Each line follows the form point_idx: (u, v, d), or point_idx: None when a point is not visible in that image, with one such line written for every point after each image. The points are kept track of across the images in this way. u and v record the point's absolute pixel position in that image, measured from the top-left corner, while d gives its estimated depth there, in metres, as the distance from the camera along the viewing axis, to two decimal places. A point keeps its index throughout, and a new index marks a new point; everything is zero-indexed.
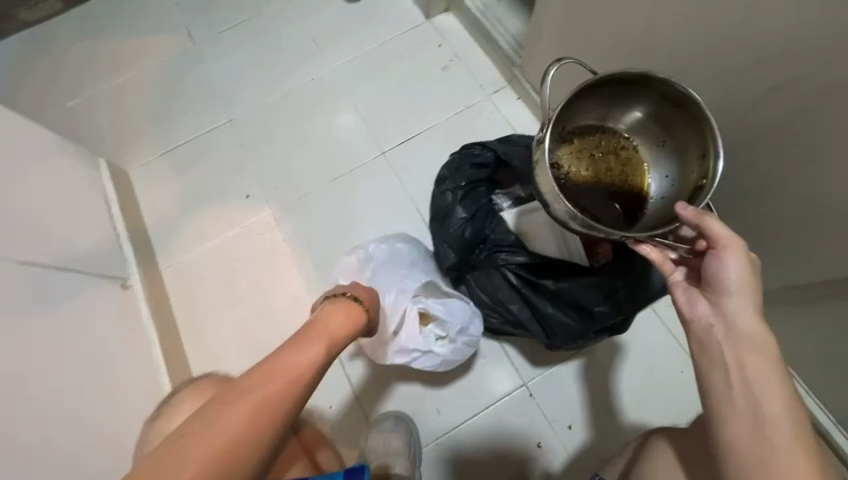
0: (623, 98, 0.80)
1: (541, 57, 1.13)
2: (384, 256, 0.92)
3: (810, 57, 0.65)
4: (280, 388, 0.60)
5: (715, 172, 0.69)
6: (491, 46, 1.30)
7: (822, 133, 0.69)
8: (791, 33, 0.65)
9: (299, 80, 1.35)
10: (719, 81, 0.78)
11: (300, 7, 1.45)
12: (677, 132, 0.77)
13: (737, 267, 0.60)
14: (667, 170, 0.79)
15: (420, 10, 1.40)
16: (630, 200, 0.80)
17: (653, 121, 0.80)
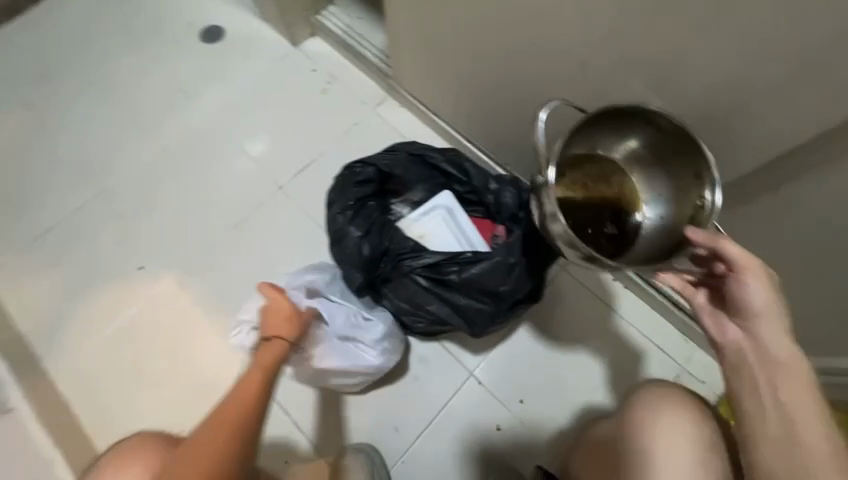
0: (619, 130, 0.72)
1: (403, 67, 1.11)
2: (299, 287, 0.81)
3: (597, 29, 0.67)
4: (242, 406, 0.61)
5: (714, 200, 0.64)
6: (362, 62, 1.27)
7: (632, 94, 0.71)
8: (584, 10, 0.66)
9: (173, 132, 1.26)
10: (543, 68, 0.78)
11: (156, 57, 1.35)
12: (673, 163, 0.70)
13: (761, 293, 0.57)
14: (661, 199, 0.73)
15: (286, 39, 1.35)
16: (623, 231, 0.75)
17: (649, 153, 0.73)
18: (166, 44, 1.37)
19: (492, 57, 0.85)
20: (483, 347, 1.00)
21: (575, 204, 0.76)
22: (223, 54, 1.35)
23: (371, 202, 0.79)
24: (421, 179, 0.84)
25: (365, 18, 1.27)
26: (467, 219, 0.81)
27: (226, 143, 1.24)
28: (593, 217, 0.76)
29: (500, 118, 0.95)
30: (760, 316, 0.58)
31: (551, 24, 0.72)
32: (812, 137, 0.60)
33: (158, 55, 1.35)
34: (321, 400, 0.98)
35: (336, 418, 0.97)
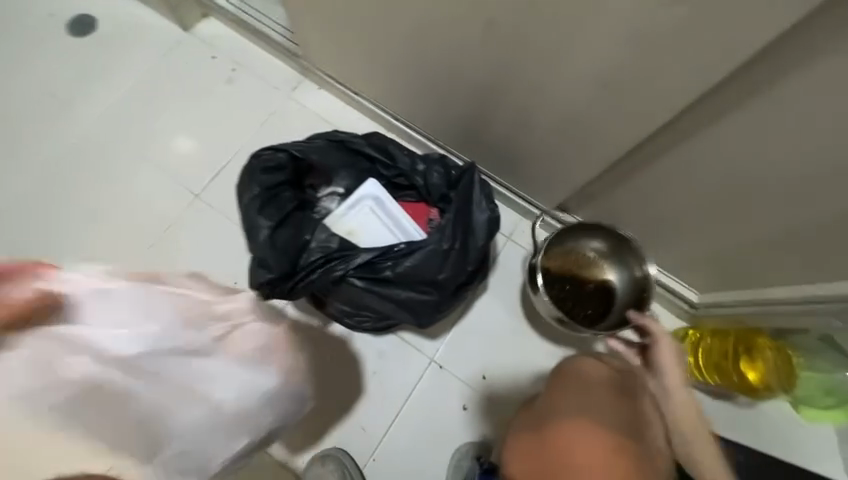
0: (586, 231, 0.90)
1: (309, 43, 0.99)
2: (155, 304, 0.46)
3: None
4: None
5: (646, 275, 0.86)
6: (267, 42, 1.13)
7: (538, 59, 0.65)
8: None
9: (55, 147, 1.08)
10: (447, 29, 0.70)
11: (16, 60, 1.14)
12: (628, 255, 0.89)
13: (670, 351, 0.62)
14: (625, 278, 0.90)
15: (175, 23, 1.17)
16: (602, 305, 0.90)
17: (614, 250, 0.90)
18: (27, 39, 1.15)
19: (395, 25, 0.76)
20: (439, 331, 0.98)
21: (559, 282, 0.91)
22: (101, 45, 1.15)
23: (288, 195, 0.72)
24: (344, 165, 0.77)
25: None
26: (397, 206, 0.76)
27: (124, 152, 1.08)
28: (575, 291, 0.91)
29: (419, 90, 0.88)
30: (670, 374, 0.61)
31: None
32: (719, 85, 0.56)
33: (19, 54, 1.14)
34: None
35: (298, 431, 0.93)
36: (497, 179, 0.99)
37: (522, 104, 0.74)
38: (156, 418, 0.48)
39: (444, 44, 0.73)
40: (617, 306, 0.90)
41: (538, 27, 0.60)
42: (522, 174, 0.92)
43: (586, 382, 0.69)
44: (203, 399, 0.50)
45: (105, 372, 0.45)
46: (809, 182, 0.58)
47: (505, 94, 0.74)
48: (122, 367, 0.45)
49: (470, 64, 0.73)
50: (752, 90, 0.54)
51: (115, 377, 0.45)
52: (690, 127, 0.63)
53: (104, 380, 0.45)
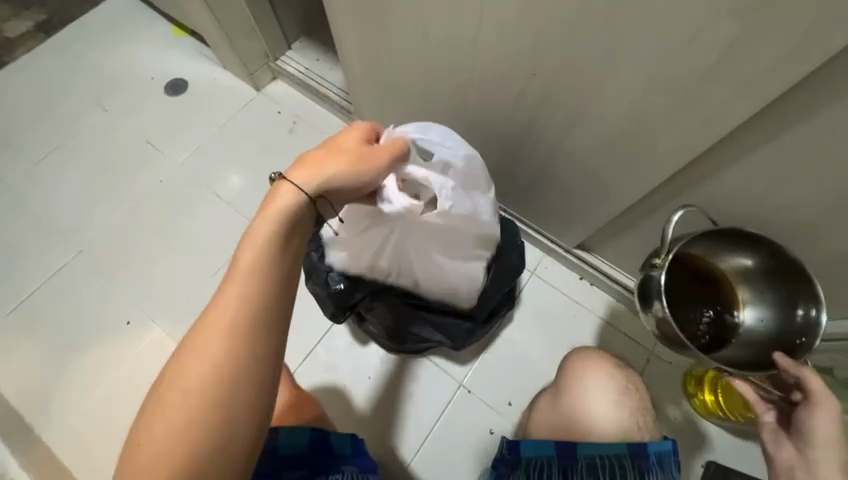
0: (743, 245, 0.74)
1: (362, 105, 1.19)
2: (440, 139, 0.63)
3: (520, 73, 0.72)
4: (262, 236, 0.44)
5: (818, 317, 0.67)
6: (326, 102, 1.36)
7: (555, 128, 0.78)
8: (501, 62, 0.73)
9: (146, 186, 1.29)
10: (482, 104, 0.85)
11: (122, 115, 1.40)
12: (785, 286, 0.72)
13: (829, 408, 0.59)
14: (765, 310, 0.75)
15: (249, 86, 1.42)
16: (716, 327, 0.78)
17: (769, 274, 0.74)
18: (132, 98, 1.43)
19: (435, 96, 0.92)
20: (468, 357, 1.06)
21: (678, 287, 0.79)
22: (189, 103, 1.41)
23: None
24: None
25: (323, 59, 1.36)
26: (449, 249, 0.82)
27: (201, 189, 1.29)
28: (693, 304, 0.79)
29: None
30: (819, 424, 0.58)
31: (475, 69, 0.78)
32: (714, 152, 0.66)
33: (123, 111, 1.41)
34: (366, 391, 1.04)
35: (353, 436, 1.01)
36: (522, 220, 1.12)
37: (542, 160, 0.87)
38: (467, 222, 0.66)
39: (477, 112, 0.88)
40: (738, 335, 0.77)
41: (556, 104, 0.73)
42: (544, 216, 1.04)
43: (591, 359, 0.82)
44: (483, 203, 0.69)
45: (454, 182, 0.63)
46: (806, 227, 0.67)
47: (528, 150, 0.87)
48: (457, 175, 0.64)
49: (498, 127, 0.87)
50: (741, 152, 0.64)
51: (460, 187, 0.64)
52: (700, 176, 0.72)
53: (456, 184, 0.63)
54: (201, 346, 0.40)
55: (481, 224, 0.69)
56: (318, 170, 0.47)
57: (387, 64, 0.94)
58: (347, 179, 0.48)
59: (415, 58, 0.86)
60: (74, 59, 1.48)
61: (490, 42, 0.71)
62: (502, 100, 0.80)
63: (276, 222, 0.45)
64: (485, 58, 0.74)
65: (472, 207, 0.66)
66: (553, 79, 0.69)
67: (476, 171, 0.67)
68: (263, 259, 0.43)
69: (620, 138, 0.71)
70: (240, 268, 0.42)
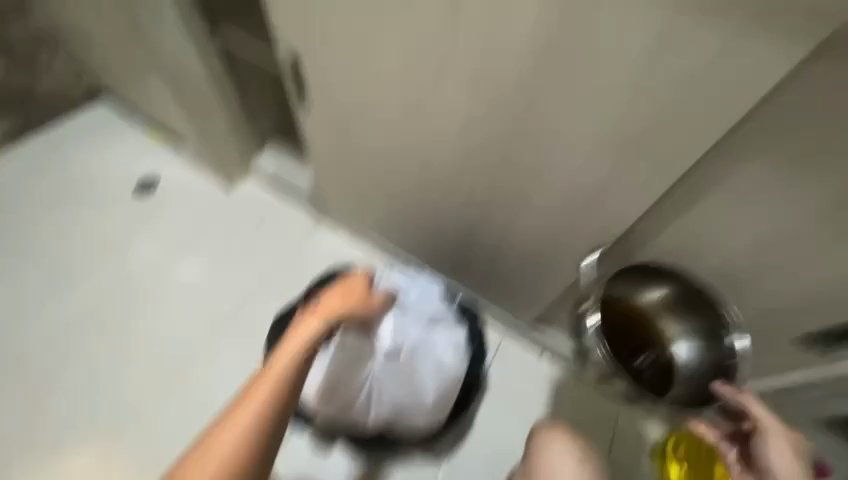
0: (659, 283, 0.88)
1: (327, 198, 1.29)
2: (419, 294, 0.96)
3: (466, 178, 0.85)
4: (293, 348, 0.62)
5: (735, 341, 0.81)
6: (294, 199, 1.47)
7: (499, 221, 0.90)
8: (449, 171, 0.86)
9: (112, 294, 1.35)
10: (437, 202, 0.97)
11: (89, 222, 1.45)
12: (702, 316, 0.86)
13: (779, 446, 0.69)
14: (692, 337, 0.90)
15: (219, 185, 1.51)
16: (658, 359, 0.94)
17: (686, 307, 0.88)
18: (100, 204, 1.48)
19: (396, 195, 1.04)
20: (437, 446, 1.07)
21: (612, 327, 0.98)
22: (156, 205, 1.48)
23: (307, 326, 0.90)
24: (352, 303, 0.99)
25: (289, 158, 1.48)
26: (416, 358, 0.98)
27: (167, 295, 1.34)
28: (632, 343, 0.97)
29: (414, 235, 1.15)
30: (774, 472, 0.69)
31: (428, 175, 0.90)
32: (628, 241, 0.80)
33: (89, 219, 1.46)
34: None
35: None
36: (481, 300, 1.20)
37: (493, 246, 0.99)
38: (428, 351, 0.96)
39: (433, 208, 1.00)
40: (677, 363, 0.91)
41: (498, 202, 0.86)
42: (500, 296, 1.14)
43: (555, 432, 0.83)
44: (445, 340, 0.98)
45: (422, 325, 0.95)
46: None
47: (480, 239, 0.99)
48: (425, 322, 0.96)
49: (453, 219, 0.99)
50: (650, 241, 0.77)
51: (425, 328, 0.96)
52: (625, 250, 0.85)
53: (424, 328, 0.95)
54: (229, 427, 0.57)
55: (440, 354, 0.97)
56: (328, 309, 0.67)
57: (352, 168, 1.06)
58: (355, 315, 0.70)
59: (375, 162, 0.97)
60: (42, 170, 1.55)
61: (438, 156, 0.84)
62: (451, 197, 0.92)
63: (302, 340, 0.63)
64: (438, 166, 0.87)
65: (434, 343, 0.97)
66: (493, 183, 0.83)
67: (443, 317, 0.99)
68: (282, 378, 0.60)
69: (556, 223, 0.83)
70: (272, 369, 0.60)
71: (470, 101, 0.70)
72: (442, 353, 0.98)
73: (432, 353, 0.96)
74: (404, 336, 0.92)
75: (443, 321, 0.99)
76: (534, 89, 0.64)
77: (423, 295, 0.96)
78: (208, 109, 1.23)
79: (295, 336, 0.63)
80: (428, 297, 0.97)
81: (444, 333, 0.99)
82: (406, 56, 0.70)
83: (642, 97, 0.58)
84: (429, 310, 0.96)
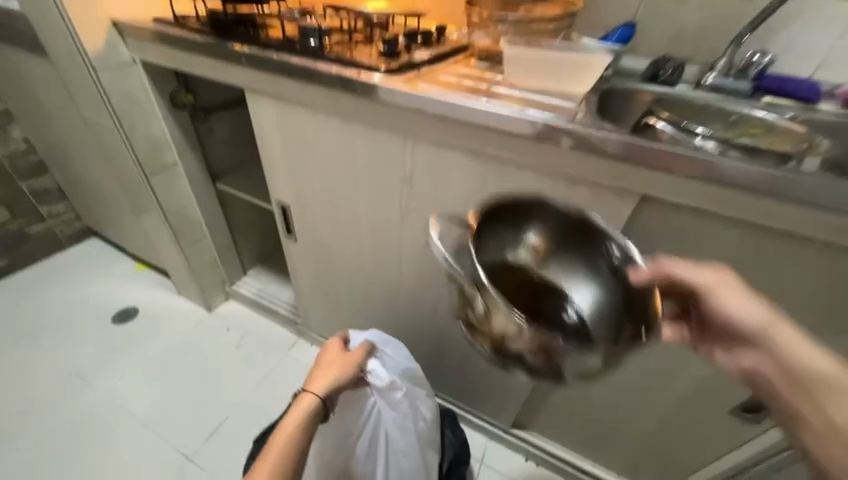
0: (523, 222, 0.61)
1: (308, 316, 1.38)
2: (393, 354, 0.94)
3: (430, 294, 0.98)
4: (293, 420, 0.69)
5: (628, 251, 0.52)
6: (275, 316, 1.54)
7: (463, 329, 1.01)
8: (415, 288, 0.99)
9: (61, 428, 1.22)
10: (407, 314, 1.08)
11: (55, 352, 1.41)
12: (584, 248, 0.58)
13: (737, 288, 0.53)
14: (596, 287, 0.59)
15: (201, 307, 1.58)
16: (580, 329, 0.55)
17: (562, 245, 0.60)
18: (73, 332, 1.47)
19: (370, 308, 1.15)
20: None
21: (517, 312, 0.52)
22: (134, 329, 1.49)
23: None
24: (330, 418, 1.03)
25: (273, 280, 1.62)
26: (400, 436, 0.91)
27: (128, 424, 1.24)
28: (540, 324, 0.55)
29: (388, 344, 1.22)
30: (767, 324, 0.51)
31: (396, 290, 1.03)
32: None
33: (55, 348, 1.42)
34: None
35: None
36: (458, 404, 1.24)
37: (463, 351, 1.07)
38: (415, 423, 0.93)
39: (404, 320, 1.10)
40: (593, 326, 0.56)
41: (459, 312, 0.98)
42: (476, 400, 1.18)
43: None
44: (425, 407, 0.97)
45: (404, 385, 0.92)
46: (667, 393, 0.85)
47: (449, 345, 1.08)
48: (405, 381, 0.93)
49: (422, 329, 1.09)
50: None
51: (408, 388, 0.93)
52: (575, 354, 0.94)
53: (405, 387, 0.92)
54: None
55: (422, 417, 0.95)
56: (316, 379, 0.77)
57: (330, 287, 1.19)
58: (340, 385, 0.78)
59: (351, 281, 1.11)
60: (19, 303, 1.57)
61: (402, 275, 0.98)
62: (419, 308, 1.04)
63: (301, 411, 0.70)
64: (405, 283, 1.00)
65: (418, 412, 0.95)
66: (452, 297, 0.95)
67: (419, 381, 0.97)
68: (289, 449, 0.64)
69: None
70: (277, 444, 0.65)
71: (421, 237, 0.87)
72: (421, 415, 0.95)
73: (417, 420, 0.94)
74: (391, 400, 0.88)
75: (418, 379, 0.96)
76: None
77: (398, 355, 0.95)
78: (199, 237, 1.41)
79: (296, 408, 0.70)
80: (403, 358, 0.95)
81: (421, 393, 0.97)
82: (372, 207, 0.88)
83: None
84: (403, 366, 0.93)
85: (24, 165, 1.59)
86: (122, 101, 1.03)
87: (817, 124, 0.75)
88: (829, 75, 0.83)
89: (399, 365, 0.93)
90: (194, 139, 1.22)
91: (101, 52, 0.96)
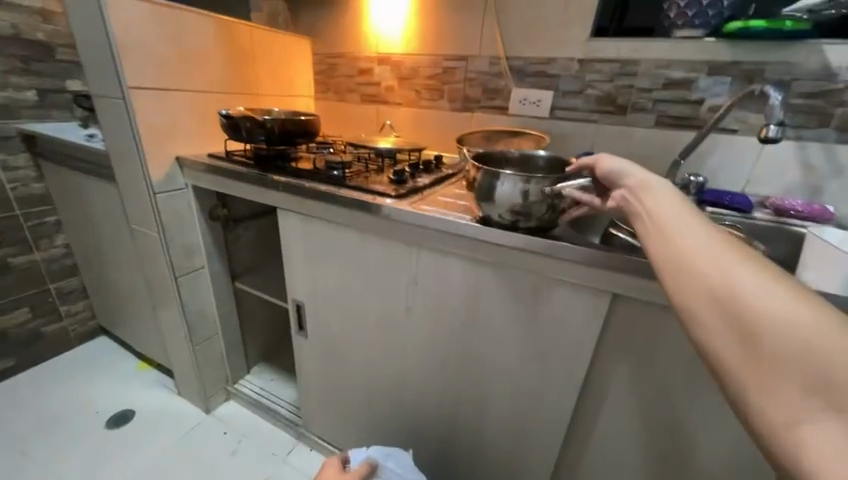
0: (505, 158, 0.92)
1: (310, 415, 1.36)
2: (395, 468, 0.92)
3: (432, 390, 1.01)
4: None
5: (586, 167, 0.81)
6: (275, 417, 1.50)
7: (467, 428, 1.01)
8: (418, 383, 1.03)
9: None
10: (410, 413, 1.09)
11: (35, 459, 1.32)
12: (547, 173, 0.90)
13: (608, 157, 0.65)
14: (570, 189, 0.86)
15: (201, 408, 1.56)
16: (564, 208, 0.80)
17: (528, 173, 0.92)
18: (61, 436, 1.41)
19: (372, 406, 1.15)
20: None
21: None
22: (126, 434, 1.44)
23: None
24: None
25: (276, 379, 1.63)
26: None
27: None
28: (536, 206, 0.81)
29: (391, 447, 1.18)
30: (625, 168, 0.60)
31: (400, 386, 1.06)
32: (577, 442, 0.89)
33: (38, 456, 1.34)
34: None
35: None
36: None
37: (469, 453, 1.04)
38: None
39: (407, 417, 1.10)
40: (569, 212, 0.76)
41: (461, 409, 0.99)
42: None
43: None
44: None
45: None
46: None
47: (453, 446, 1.06)
48: None
49: (425, 428, 1.08)
50: (593, 437, 0.87)
51: None
52: (575, 458, 0.91)
53: None
54: None
55: None
56: None
57: (333, 384, 1.22)
58: None
59: (356, 379, 1.14)
60: (12, 404, 1.53)
61: (405, 371, 1.03)
62: (423, 404, 1.05)
63: None
64: (409, 379, 1.03)
65: None
66: (453, 393, 0.98)
67: None
68: None
69: (513, 425, 0.93)
70: None
71: (424, 329, 0.94)
72: None
73: None
74: None
75: None
76: (467, 326, 0.88)
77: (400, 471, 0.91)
78: (211, 334, 1.46)
79: None
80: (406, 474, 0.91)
81: None
82: (379, 303, 0.98)
83: (547, 334, 0.80)
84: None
85: (58, 267, 1.73)
86: (169, 215, 1.21)
87: (752, 229, 0.89)
88: (753, 189, 1.02)
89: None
90: (221, 245, 1.39)
91: (162, 178, 1.18)
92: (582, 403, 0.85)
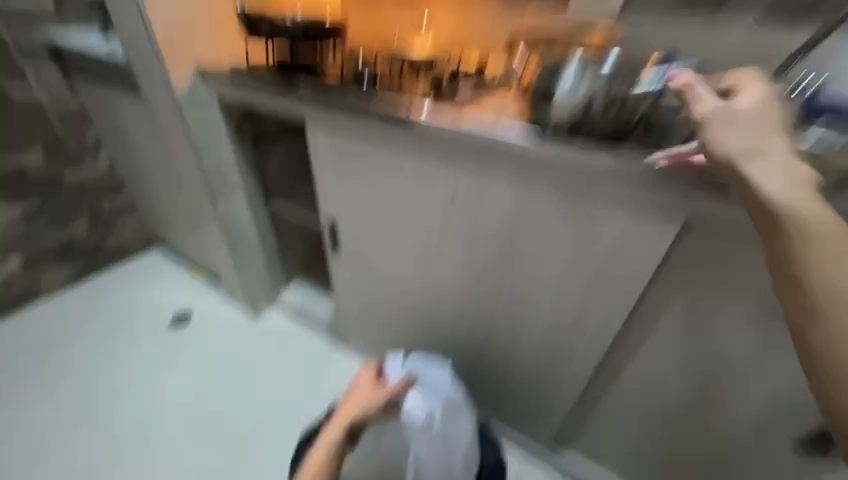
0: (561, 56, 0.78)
1: (347, 327, 1.45)
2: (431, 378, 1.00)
3: (466, 312, 1.02)
4: (325, 441, 0.78)
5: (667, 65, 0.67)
6: (315, 326, 1.62)
7: (499, 347, 1.03)
8: (451, 304, 1.03)
9: (130, 414, 1.39)
10: (442, 330, 1.12)
11: (121, 349, 1.59)
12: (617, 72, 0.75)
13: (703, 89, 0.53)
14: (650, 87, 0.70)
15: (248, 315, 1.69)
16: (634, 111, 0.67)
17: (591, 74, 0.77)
18: (138, 330, 1.65)
19: (406, 322, 1.20)
20: None
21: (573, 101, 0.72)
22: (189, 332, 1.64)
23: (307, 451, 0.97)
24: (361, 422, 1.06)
25: (314, 293, 1.72)
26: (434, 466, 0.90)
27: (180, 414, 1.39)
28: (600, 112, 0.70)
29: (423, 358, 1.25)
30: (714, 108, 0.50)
31: (433, 306, 1.08)
32: (610, 366, 0.89)
33: (122, 347, 1.59)
34: None
35: None
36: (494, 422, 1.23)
37: (500, 369, 1.07)
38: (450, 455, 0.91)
39: (439, 335, 1.13)
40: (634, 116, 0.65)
41: (494, 330, 1.00)
42: (514, 420, 1.17)
43: None
44: (466, 442, 0.93)
45: (439, 414, 0.93)
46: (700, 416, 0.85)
47: (484, 362, 1.10)
48: (441, 411, 0.93)
49: (457, 344, 1.11)
50: (627, 362, 0.87)
51: (444, 418, 0.93)
52: (605, 380, 0.92)
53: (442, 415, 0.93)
54: None
55: (462, 450, 0.92)
56: (351, 402, 0.86)
57: (368, 300, 1.26)
58: (369, 411, 0.84)
59: (390, 297, 1.17)
60: (92, 304, 1.76)
61: (438, 292, 1.03)
62: (457, 325, 1.06)
63: (331, 436, 0.79)
64: (443, 299, 1.04)
65: (451, 444, 0.92)
66: (486, 315, 0.98)
67: (458, 412, 0.96)
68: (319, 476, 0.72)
69: (545, 348, 0.94)
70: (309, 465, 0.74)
71: (459, 252, 0.92)
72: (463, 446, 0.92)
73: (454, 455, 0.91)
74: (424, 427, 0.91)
75: (458, 408, 0.96)
76: (506, 250, 0.84)
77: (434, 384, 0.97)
78: (251, 250, 1.53)
79: (330, 429, 0.80)
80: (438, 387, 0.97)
81: (462, 424, 0.95)
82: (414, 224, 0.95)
83: (590, 262, 0.75)
84: (443, 391, 0.97)
85: (102, 185, 1.78)
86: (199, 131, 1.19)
87: None
88: None
89: (434, 391, 0.96)
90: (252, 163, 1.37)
91: (186, 91, 1.13)
92: (625, 332, 0.83)
